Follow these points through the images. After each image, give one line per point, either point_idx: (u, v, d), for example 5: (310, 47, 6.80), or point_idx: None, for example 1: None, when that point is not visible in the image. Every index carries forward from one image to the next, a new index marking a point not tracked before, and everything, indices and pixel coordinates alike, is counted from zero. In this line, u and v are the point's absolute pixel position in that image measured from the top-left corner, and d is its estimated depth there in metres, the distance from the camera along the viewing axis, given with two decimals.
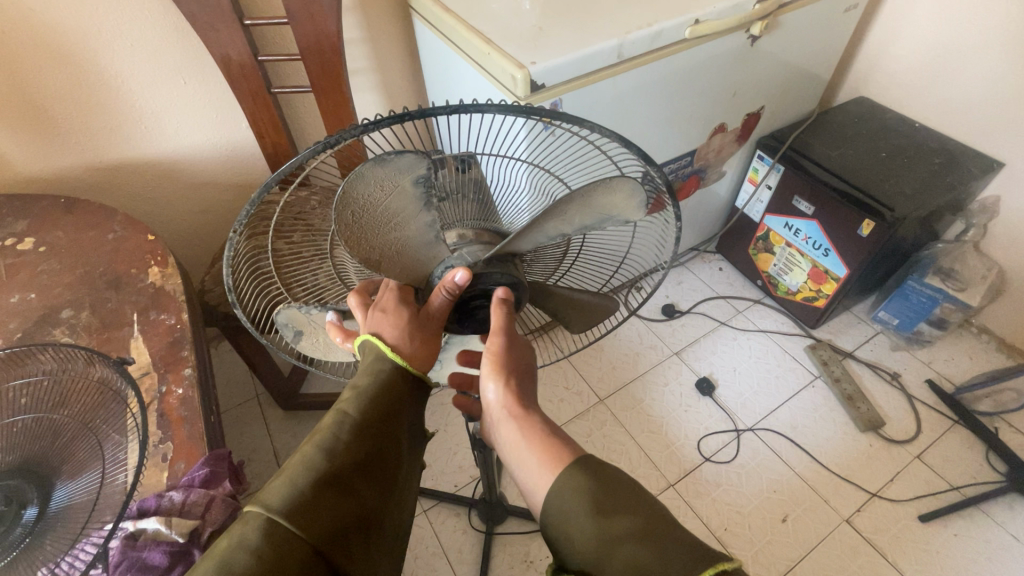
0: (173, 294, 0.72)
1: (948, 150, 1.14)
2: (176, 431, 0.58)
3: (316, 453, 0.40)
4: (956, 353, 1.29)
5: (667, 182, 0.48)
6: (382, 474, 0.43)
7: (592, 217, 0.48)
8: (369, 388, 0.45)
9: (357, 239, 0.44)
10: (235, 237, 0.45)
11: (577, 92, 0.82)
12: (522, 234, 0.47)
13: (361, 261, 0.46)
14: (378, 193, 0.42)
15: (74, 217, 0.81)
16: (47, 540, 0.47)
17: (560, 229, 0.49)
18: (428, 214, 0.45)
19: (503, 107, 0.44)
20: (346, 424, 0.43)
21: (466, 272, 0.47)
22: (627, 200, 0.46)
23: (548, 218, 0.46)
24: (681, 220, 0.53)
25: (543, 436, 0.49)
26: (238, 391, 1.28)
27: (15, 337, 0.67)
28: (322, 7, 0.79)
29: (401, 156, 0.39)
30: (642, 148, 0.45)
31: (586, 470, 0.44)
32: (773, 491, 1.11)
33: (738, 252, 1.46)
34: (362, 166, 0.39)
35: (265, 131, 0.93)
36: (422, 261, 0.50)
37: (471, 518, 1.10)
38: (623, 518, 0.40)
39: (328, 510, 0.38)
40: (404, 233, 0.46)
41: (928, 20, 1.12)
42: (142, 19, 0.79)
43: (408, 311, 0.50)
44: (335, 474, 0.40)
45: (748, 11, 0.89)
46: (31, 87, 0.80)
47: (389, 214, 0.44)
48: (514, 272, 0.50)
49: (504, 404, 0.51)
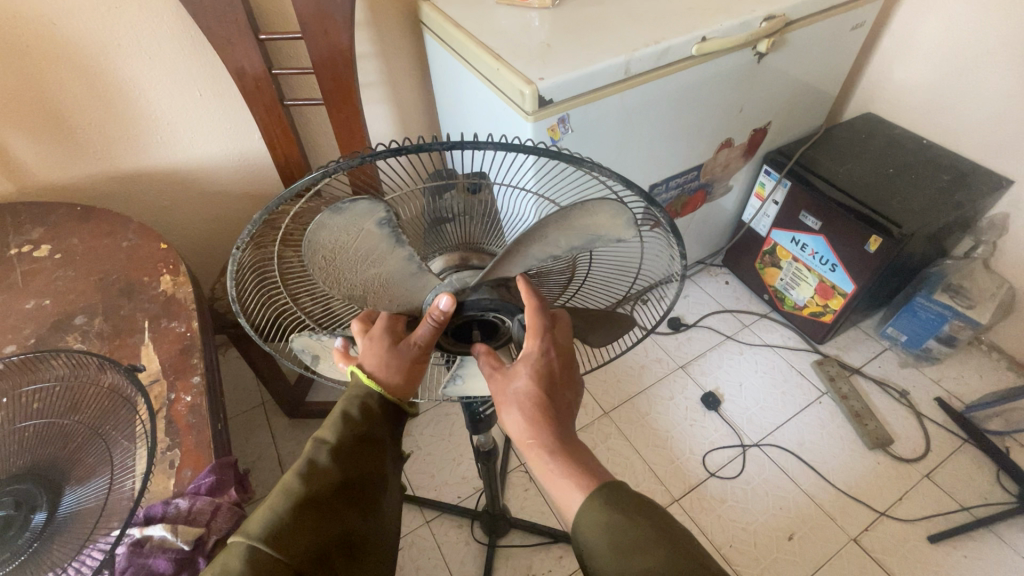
0: (184, 302, 0.73)
1: (956, 167, 1.14)
2: (184, 438, 0.58)
3: (293, 480, 0.44)
4: (967, 371, 1.28)
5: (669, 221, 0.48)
6: (360, 495, 0.47)
7: (579, 237, 0.48)
8: (349, 414, 0.49)
9: (335, 276, 0.48)
10: (236, 254, 0.47)
11: (583, 107, 0.84)
12: (508, 257, 0.48)
13: (343, 291, 0.50)
14: (346, 237, 0.45)
15: (88, 225, 0.82)
16: (56, 544, 0.48)
17: (548, 250, 0.49)
18: (403, 251, 0.47)
19: (505, 144, 0.44)
20: (324, 449, 0.46)
21: (450, 297, 0.47)
22: (613, 220, 0.46)
23: (530, 242, 0.47)
24: (684, 255, 0.53)
25: (559, 471, 0.48)
26: (245, 398, 1.29)
27: (29, 342, 0.68)
28: (335, 22, 0.81)
29: (354, 202, 0.42)
30: (643, 188, 0.44)
31: (609, 503, 0.46)
32: (780, 508, 1.09)
33: (745, 266, 1.45)
34: (319, 217, 0.42)
35: (277, 141, 0.94)
36: (412, 290, 0.51)
37: (474, 530, 1.10)
38: (641, 560, 0.42)
39: (307, 532, 0.42)
40: (383, 268, 0.48)
41: (935, 38, 1.13)
42: (162, 33, 0.82)
43: (390, 338, 0.50)
44: (313, 498, 0.44)
45: (756, 29, 0.90)
46: (53, 99, 0.83)
47: (363, 254, 0.46)
48: (504, 296, 0.49)
49: (516, 436, 0.50)
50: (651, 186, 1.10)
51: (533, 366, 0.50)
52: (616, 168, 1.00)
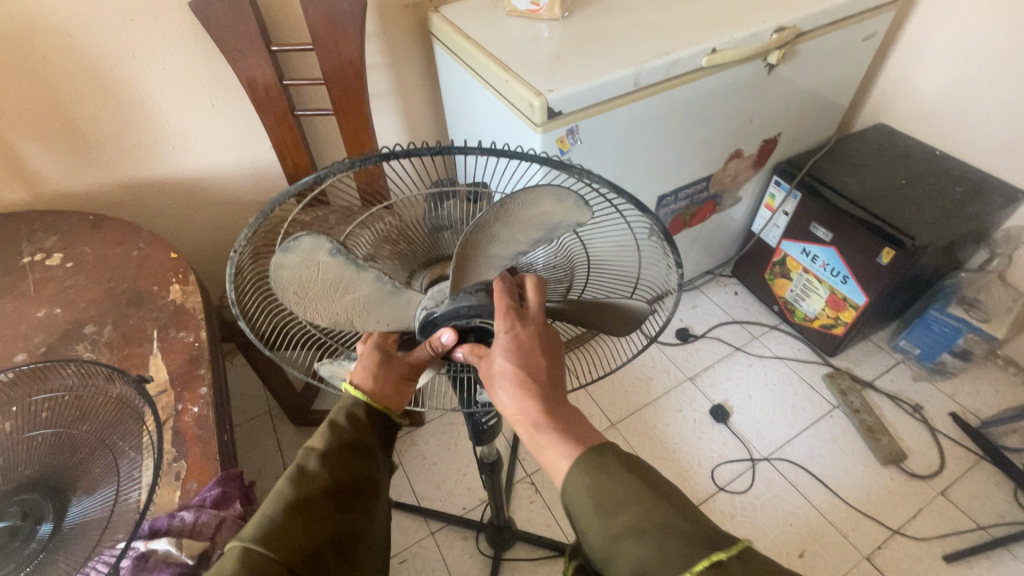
0: (193, 311, 0.73)
1: (970, 179, 1.13)
2: (191, 450, 0.58)
3: (285, 486, 0.45)
4: (982, 385, 1.25)
5: (660, 228, 0.45)
6: (349, 498, 0.49)
7: (535, 229, 0.45)
8: (336, 423, 0.51)
9: (311, 308, 0.47)
10: (234, 257, 0.46)
11: (592, 118, 0.84)
12: (466, 257, 0.46)
13: (326, 321, 0.49)
14: (309, 273, 0.44)
15: (100, 233, 0.83)
16: (61, 556, 0.48)
17: (512, 249, 0.47)
18: (371, 275, 0.45)
19: (488, 150, 0.44)
20: (313, 456, 0.48)
21: (452, 334, 0.49)
22: (558, 203, 0.42)
23: (485, 245, 0.46)
24: (681, 264, 0.50)
25: (557, 438, 0.47)
26: (252, 405, 1.29)
27: (39, 351, 0.69)
28: (347, 34, 0.82)
29: (298, 239, 0.40)
30: (630, 194, 0.43)
31: (593, 465, 0.45)
32: (790, 524, 1.08)
33: (754, 276, 1.44)
34: (274, 257, 0.42)
35: (288, 151, 0.95)
36: (398, 310, 0.50)
37: (479, 542, 1.09)
38: (621, 514, 0.42)
39: (301, 533, 0.44)
40: (356, 295, 0.47)
41: (949, 49, 1.12)
42: (176, 45, 0.83)
43: (381, 356, 0.51)
44: (306, 501, 0.45)
45: (766, 40, 0.89)
46: (69, 110, 0.84)
47: (333, 283, 0.45)
48: (485, 303, 0.48)
49: (504, 412, 0.49)
50: (660, 197, 1.09)
51: (506, 346, 0.47)
52: (625, 178, 1.00)
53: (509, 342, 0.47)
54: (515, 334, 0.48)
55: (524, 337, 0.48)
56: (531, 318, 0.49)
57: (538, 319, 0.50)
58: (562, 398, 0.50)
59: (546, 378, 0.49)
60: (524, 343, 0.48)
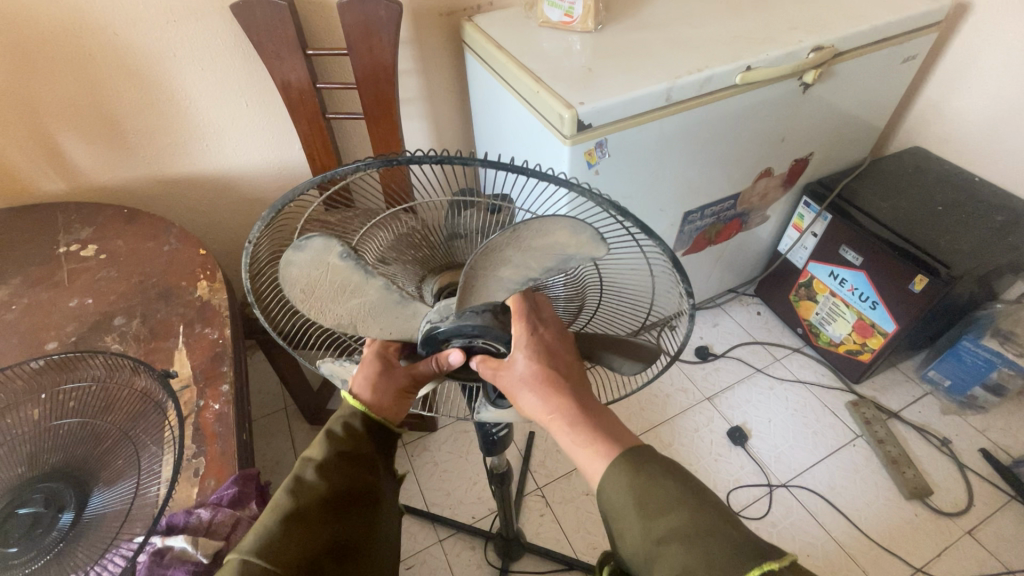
0: (219, 308, 0.74)
1: (1010, 208, 1.09)
2: (209, 447, 0.58)
3: (281, 497, 0.46)
4: (1015, 422, 1.20)
5: (672, 256, 0.43)
6: (348, 505, 0.50)
7: (550, 259, 0.43)
8: (333, 432, 0.51)
9: (317, 309, 0.46)
10: (249, 248, 0.46)
11: (622, 132, 0.83)
12: (471, 281, 0.44)
13: (332, 323, 0.49)
14: (316, 274, 0.43)
15: (133, 227, 0.85)
16: (80, 546, 0.49)
17: (525, 274, 0.44)
18: (377, 281, 0.44)
19: (496, 164, 0.41)
20: (309, 467, 0.49)
21: (460, 354, 0.49)
22: (574, 237, 0.40)
23: (494, 267, 0.43)
24: (692, 295, 0.48)
25: (592, 432, 0.48)
26: (269, 402, 1.30)
27: (70, 340, 0.70)
28: (381, 41, 0.83)
29: (309, 240, 0.40)
30: (638, 218, 0.41)
31: (631, 464, 0.46)
32: (807, 555, 1.05)
33: (779, 297, 1.41)
34: (284, 255, 0.41)
35: (317, 153, 0.97)
36: (403, 320, 0.49)
37: (487, 553, 1.08)
38: (666, 517, 0.42)
39: (299, 544, 0.45)
40: (362, 301, 0.46)
41: (992, 73, 1.09)
42: (216, 46, 0.85)
43: (383, 365, 0.52)
44: (303, 513, 0.47)
45: (803, 59, 0.88)
46: (110, 105, 0.87)
47: (340, 287, 0.45)
48: (488, 323, 0.47)
49: (535, 416, 0.49)
50: (686, 213, 1.08)
51: (526, 348, 0.47)
52: (651, 194, 0.99)
53: (524, 343, 0.47)
54: (535, 335, 0.48)
55: (546, 336, 0.49)
56: (547, 321, 0.50)
57: (552, 323, 0.50)
58: (590, 392, 0.51)
59: (571, 374, 0.50)
60: (546, 342, 0.49)
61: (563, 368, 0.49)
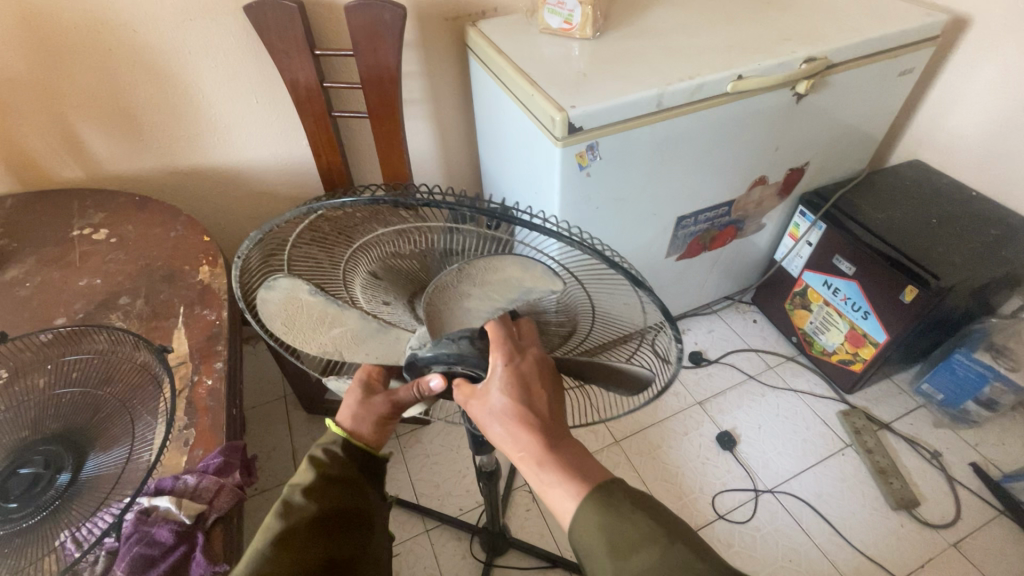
0: (218, 292, 0.77)
1: (1005, 222, 1.10)
2: (201, 419, 0.62)
3: (272, 519, 0.52)
4: (1007, 437, 1.20)
5: (659, 301, 0.45)
6: (341, 524, 0.54)
7: (509, 293, 0.45)
8: (315, 457, 0.56)
9: (305, 337, 0.53)
10: (241, 260, 0.49)
11: (613, 135, 0.86)
12: (438, 310, 0.46)
13: (320, 351, 0.54)
14: (293, 308, 0.49)
15: (143, 213, 0.89)
16: (74, 504, 0.52)
17: (494, 305, 0.47)
18: (352, 312, 0.49)
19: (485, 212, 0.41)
20: (298, 490, 0.54)
21: (440, 379, 0.50)
22: (525, 271, 0.43)
23: (458, 301, 0.46)
24: (683, 341, 0.49)
25: (560, 470, 0.48)
26: (269, 390, 1.34)
27: (77, 316, 0.74)
28: (384, 43, 0.86)
29: (274, 279, 0.47)
30: (628, 272, 0.42)
31: (602, 503, 0.47)
32: (789, 560, 1.05)
33: (775, 305, 1.41)
34: (261, 293, 0.49)
35: (322, 149, 1.01)
36: (387, 344, 0.52)
37: (473, 545, 1.09)
38: (638, 556, 0.44)
39: (289, 563, 0.50)
40: (342, 329, 0.51)
41: (989, 89, 1.09)
42: (229, 45, 0.89)
43: (363, 392, 0.57)
44: (293, 534, 0.51)
45: (795, 70, 0.90)
46: (127, 98, 0.91)
47: (319, 318, 0.50)
48: (463, 351, 0.48)
49: (506, 448, 0.50)
50: (679, 217, 1.10)
51: (502, 383, 0.47)
52: (643, 198, 1.01)
53: (501, 376, 0.47)
54: (513, 370, 0.47)
55: (522, 369, 0.48)
56: (528, 353, 0.49)
57: (534, 355, 0.49)
58: (564, 431, 0.51)
59: (546, 408, 0.50)
60: (522, 375, 0.48)
61: (540, 403, 0.49)
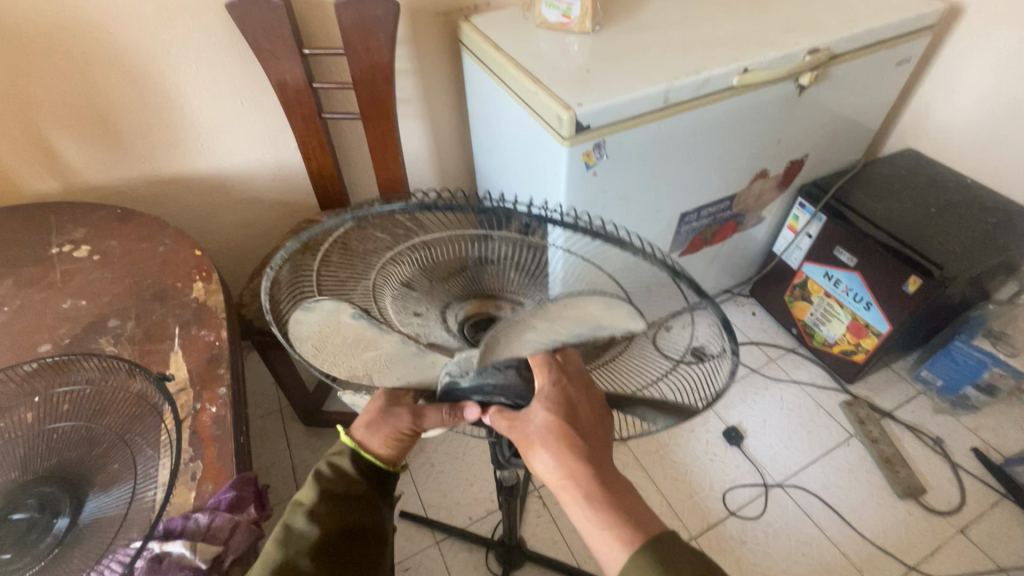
0: (215, 310, 0.73)
1: (1001, 209, 1.11)
2: (207, 450, 0.58)
3: (272, 547, 0.50)
4: (1004, 421, 1.22)
5: (721, 316, 0.42)
6: (348, 545, 0.52)
7: (576, 325, 0.43)
8: (318, 475, 0.54)
9: (337, 358, 0.49)
10: (273, 272, 0.45)
11: (620, 133, 0.83)
12: (499, 337, 0.43)
13: (349, 374, 0.50)
14: (328, 329, 0.45)
15: (127, 228, 0.84)
16: (76, 551, 0.48)
17: (552, 335, 0.44)
18: (393, 335, 0.45)
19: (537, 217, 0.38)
20: (298, 513, 0.52)
21: (475, 412, 0.49)
22: (605, 308, 0.41)
23: (522, 325, 0.42)
24: (738, 357, 0.46)
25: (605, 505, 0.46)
26: (265, 402, 1.29)
27: (63, 342, 0.70)
28: (378, 41, 0.82)
29: (318, 303, 0.43)
30: (694, 283, 0.38)
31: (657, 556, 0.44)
32: (802, 554, 1.05)
33: (774, 298, 1.41)
34: (296, 313, 0.45)
35: (313, 153, 0.96)
36: (422, 368, 0.49)
37: (486, 556, 1.07)
38: None
39: None
40: (378, 352, 0.47)
41: (983, 77, 1.10)
42: (211, 44, 0.84)
43: (385, 406, 0.53)
44: (294, 562, 0.49)
45: (799, 62, 0.89)
46: (103, 103, 0.86)
47: (356, 341, 0.46)
48: (507, 382, 0.46)
49: (547, 473, 0.48)
50: (682, 213, 1.08)
51: (547, 401, 0.45)
52: (649, 195, 0.99)
53: (547, 393, 0.45)
54: (561, 388, 0.45)
55: (569, 390, 0.46)
56: (573, 370, 0.46)
57: (576, 368, 0.47)
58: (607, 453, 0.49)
59: (588, 432, 0.48)
60: (569, 396, 0.46)
61: (584, 422, 0.48)
